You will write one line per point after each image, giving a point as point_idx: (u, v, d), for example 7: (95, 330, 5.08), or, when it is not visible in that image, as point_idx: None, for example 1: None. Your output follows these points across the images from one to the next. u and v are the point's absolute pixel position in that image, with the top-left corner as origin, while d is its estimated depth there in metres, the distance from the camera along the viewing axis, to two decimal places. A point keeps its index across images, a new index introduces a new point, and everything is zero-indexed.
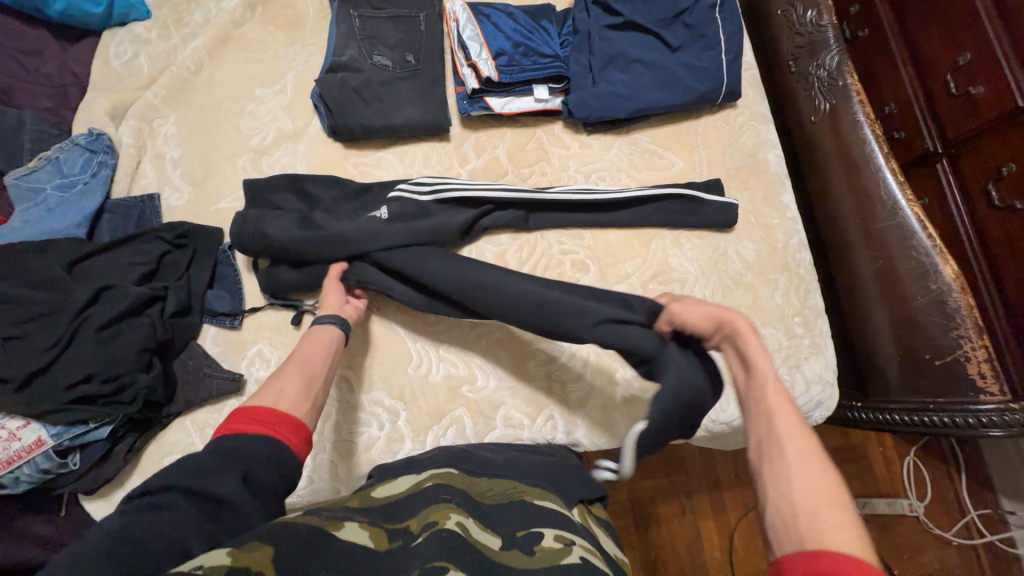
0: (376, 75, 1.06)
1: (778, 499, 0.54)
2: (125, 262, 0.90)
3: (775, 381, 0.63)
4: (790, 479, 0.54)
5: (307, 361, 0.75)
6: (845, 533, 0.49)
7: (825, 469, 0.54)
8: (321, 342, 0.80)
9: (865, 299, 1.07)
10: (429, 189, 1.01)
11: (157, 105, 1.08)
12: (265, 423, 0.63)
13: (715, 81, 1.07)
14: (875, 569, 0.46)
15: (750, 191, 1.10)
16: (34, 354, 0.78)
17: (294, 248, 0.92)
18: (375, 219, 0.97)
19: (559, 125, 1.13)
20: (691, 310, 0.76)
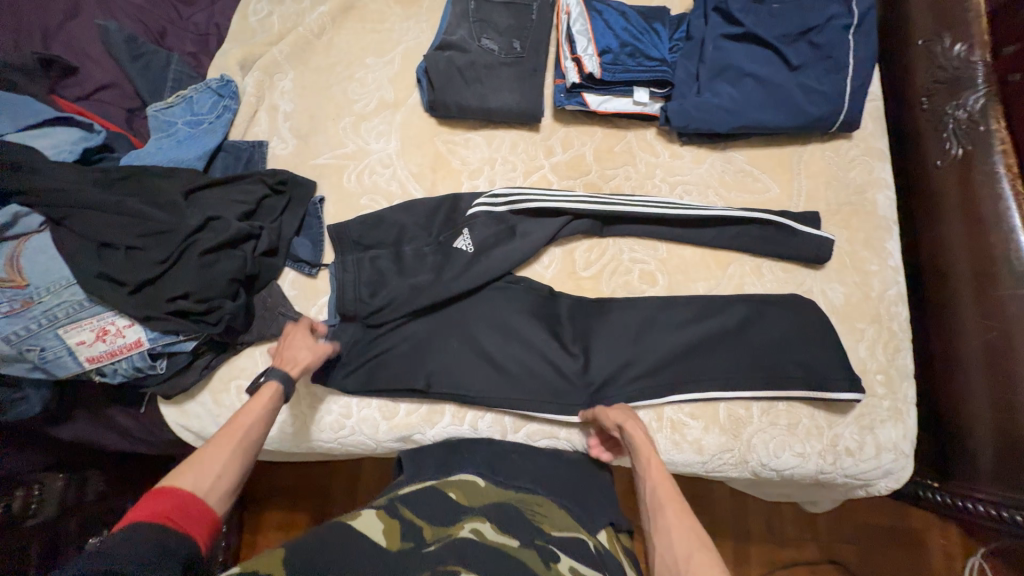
0: (481, 58, 1.07)
1: (667, 556, 0.66)
2: (230, 198, 0.99)
3: (657, 465, 0.77)
4: (669, 538, 0.67)
5: (242, 443, 0.72)
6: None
7: (691, 533, 0.67)
8: (259, 425, 0.76)
9: (962, 371, 0.96)
10: (509, 198, 1.03)
11: (280, 61, 1.17)
12: (173, 508, 0.60)
13: (833, 108, 0.99)
14: None
15: (850, 230, 1.01)
16: (148, 265, 0.87)
17: (385, 293, 0.98)
18: (462, 254, 1.01)
19: (652, 131, 1.10)
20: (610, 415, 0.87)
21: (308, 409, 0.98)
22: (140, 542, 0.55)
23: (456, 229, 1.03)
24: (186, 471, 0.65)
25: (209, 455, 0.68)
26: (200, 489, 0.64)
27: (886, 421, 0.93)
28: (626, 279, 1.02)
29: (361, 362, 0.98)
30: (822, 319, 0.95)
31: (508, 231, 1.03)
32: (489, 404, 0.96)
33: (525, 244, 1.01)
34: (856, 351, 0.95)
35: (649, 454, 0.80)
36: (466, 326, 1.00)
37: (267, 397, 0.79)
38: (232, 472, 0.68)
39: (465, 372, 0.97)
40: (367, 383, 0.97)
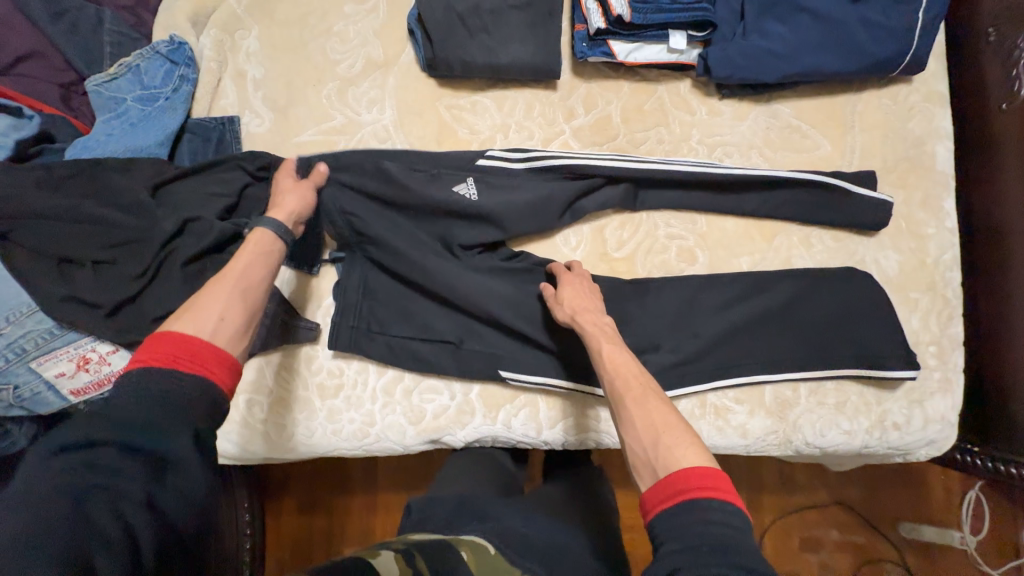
0: (486, 1, 0.89)
1: (635, 441, 0.63)
2: (206, 192, 0.84)
3: (615, 348, 0.73)
4: (634, 421, 0.64)
5: (240, 281, 0.68)
6: (686, 448, 0.59)
7: (656, 409, 0.64)
8: (259, 267, 0.71)
9: (1009, 334, 0.91)
10: (526, 156, 0.90)
11: (240, 14, 0.97)
12: (176, 349, 0.57)
13: (899, 48, 0.86)
14: (710, 468, 0.56)
15: (907, 190, 0.91)
16: (124, 282, 0.74)
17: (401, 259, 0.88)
18: (465, 202, 0.88)
19: (686, 84, 0.96)
20: (574, 291, 0.83)
21: (327, 420, 0.91)
22: (145, 399, 0.53)
23: (461, 175, 0.90)
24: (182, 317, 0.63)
25: (205, 301, 0.65)
26: (203, 329, 0.61)
27: (935, 393, 0.89)
28: (663, 258, 0.93)
29: (375, 342, 0.89)
30: (877, 292, 0.88)
31: (522, 186, 0.90)
32: (517, 380, 0.89)
33: (544, 214, 0.90)
34: (908, 323, 0.89)
35: (604, 340, 0.74)
36: (484, 287, 0.89)
37: (261, 245, 0.73)
38: (238, 307, 0.66)
39: (489, 340, 0.91)
40: (383, 359, 0.90)
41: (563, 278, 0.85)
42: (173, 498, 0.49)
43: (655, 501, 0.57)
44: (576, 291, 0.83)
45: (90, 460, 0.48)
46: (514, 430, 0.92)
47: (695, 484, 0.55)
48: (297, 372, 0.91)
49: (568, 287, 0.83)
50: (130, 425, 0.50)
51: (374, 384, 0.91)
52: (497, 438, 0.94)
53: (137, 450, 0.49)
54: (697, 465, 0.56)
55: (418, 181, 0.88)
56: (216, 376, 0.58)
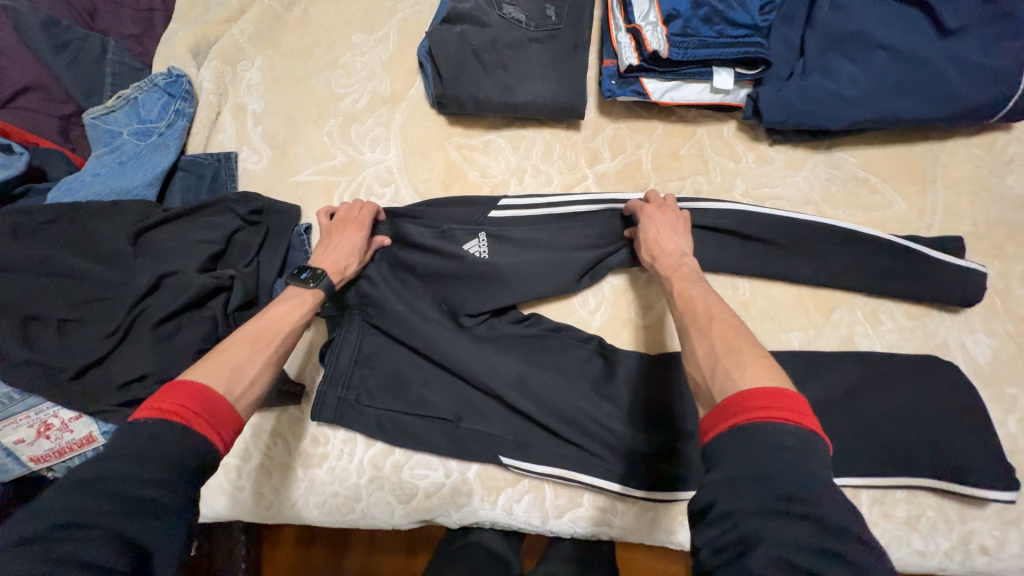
0: (504, 33, 0.80)
1: (693, 368, 0.56)
2: (191, 239, 0.77)
3: (694, 284, 0.64)
4: (697, 346, 0.57)
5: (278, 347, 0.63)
6: (749, 372, 0.49)
7: (726, 335, 0.55)
8: (292, 332, 0.66)
9: None
10: (545, 210, 0.81)
11: (243, 44, 0.91)
12: (204, 412, 0.50)
13: (1001, 93, 0.71)
14: (770, 390, 0.46)
15: (1003, 260, 0.75)
16: (91, 343, 0.67)
17: (399, 326, 0.80)
18: (473, 262, 0.78)
19: (730, 127, 0.83)
20: (651, 221, 0.73)
21: (310, 490, 0.82)
22: (152, 466, 0.45)
23: (471, 228, 0.80)
24: (206, 367, 0.56)
25: (236, 356, 0.59)
26: (232, 393, 0.55)
27: None
28: None
29: (363, 416, 0.80)
30: (964, 386, 0.72)
31: (537, 243, 0.80)
32: (522, 469, 0.78)
33: (559, 273, 0.79)
34: (1002, 425, 0.73)
35: (683, 278, 0.66)
36: (494, 361, 0.79)
37: (306, 306, 0.69)
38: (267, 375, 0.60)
39: (490, 420, 0.79)
40: (369, 434, 0.80)
41: (643, 216, 0.74)
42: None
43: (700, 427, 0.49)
44: (664, 225, 0.72)
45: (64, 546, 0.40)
46: (516, 517, 0.80)
47: (754, 406, 0.46)
48: (282, 437, 0.82)
49: (648, 223, 0.73)
50: (127, 504, 0.43)
51: (361, 456, 0.82)
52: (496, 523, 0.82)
53: (128, 540, 0.42)
54: (754, 386, 0.47)
55: (422, 232, 0.79)
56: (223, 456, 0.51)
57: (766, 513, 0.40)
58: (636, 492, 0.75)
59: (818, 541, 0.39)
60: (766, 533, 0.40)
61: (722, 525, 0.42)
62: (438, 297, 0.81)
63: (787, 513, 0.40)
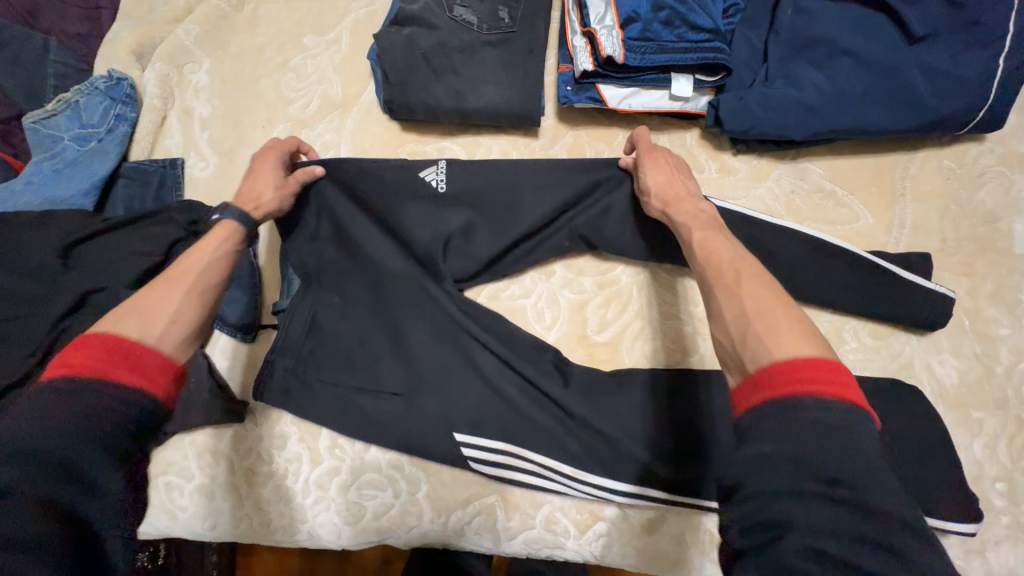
0: (454, 36, 0.76)
1: (722, 329, 0.52)
2: (126, 251, 0.74)
3: (712, 234, 0.59)
4: (727, 301, 0.52)
5: (200, 286, 0.59)
6: (792, 338, 0.46)
7: (761, 289, 0.51)
8: (220, 261, 0.62)
9: None
10: (507, 163, 0.75)
11: (189, 46, 0.87)
12: (116, 360, 0.49)
13: (969, 103, 0.67)
14: (818, 360, 0.44)
15: (972, 277, 0.72)
16: (12, 363, 0.64)
17: (354, 288, 0.77)
18: (431, 193, 0.75)
19: (694, 134, 0.80)
20: (656, 164, 0.68)
21: (255, 510, 0.79)
22: (61, 425, 0.43)
23: (431, 162, 0.76)
24: (121, 313, 0.54)
25: (153, 298, 0.56)
26: (148, 334, 0.52)
27: (1003, 543, 0.69)
28: (655, 343, 0.78)
29: (302, 385, 0.75)
30: (926, 410, 0.69)
31: (495, 195, 0.75)
32: (476, 465, 0.74)
33: (520, 227, 0.75)
34: (967, 449, 0.70)
35: (698, 227, 0.60)
36: (445, 330, 0.76)
37: (220, 237, 0.64)
38: (192, 310, 0.57)
39: (438, 398, 0.74)
40: (307, 416, 0.75)
41: (644, 157, 0.69)
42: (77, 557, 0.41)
43: (742, 395, 0.46)
44: (664, 174, 0.68)
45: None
46: (467, 538, 0.78)
47: (796, 377, 0.44)
48: (226, 454, 0.79)
49: (648, 169, 0.68)
50: (41, 458, 0.42)
51: (307, 476, 0.79)
52: (448, 544, 0.80)
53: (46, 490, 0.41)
54: (810, 359, 0.44)
55: (379, 180, 0.75)
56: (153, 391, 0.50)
57: (792, 497, 0.39)
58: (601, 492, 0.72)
59: (859, 529, 0.38)
60: (801, 519, 0.38)
61: (751, 506, 0.40)
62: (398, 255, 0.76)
63: (822, 494, 0.39)
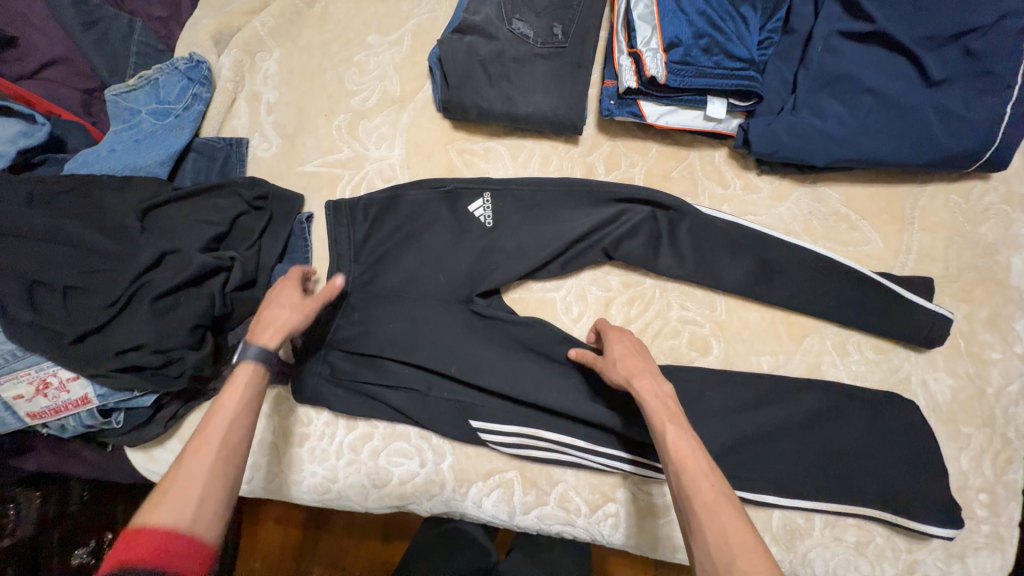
0: (511, 47, 0.83)
1: (702, 554, 0.52)
2: (197, 219, 0.81)
3: (684, 433, 0.59)
4: (705, 519, 0.53)
5: (224, 443, 0.59)
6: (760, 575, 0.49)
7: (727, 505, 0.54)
8: (245, 407, 0.63)
9: None
10: (554, 186, 0.81)
11: (263, 36, 0.95)
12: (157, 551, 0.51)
13: (977, 144, 0.74)
14: None
15: (970, 304, 0.79)
16: (93, 311, 0.72)
17: (397, 281, 0.82)
18: (477, 225, 0.82)
19: (722, 153, 0.87)
20: (617, 342, 0.72)
21: (290, 468, 0.85)
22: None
23: (476, 189, 0.82)
24: (154, 501, 0.54)
25: (184, 474, 0.56)
26: (184, 521, 0.53)
27: (980, 549, 0.75)
28: (672, 343, 0.83)
29: (337, 387, 0.82)
30: (918, 421, 0.76)
31: (538, 209, 0.82)
32: (496, 446, 0.81)
33: (554, 244, 0.80)
34: (955, 461, 0.77)
35: (674, 431, 0.59)
36: (476, 333, 0.82)
37: (247, 386, 0.64)
38: (221, 477, 0.57)
39: (465, 391, 0.81)
40: (343, 411, 0.83)
41: (608, 339, 0.72)
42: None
43: None
44: (625, 350, 0.70)
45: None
46: (485, 510, 0.84)
47: None
48: (269, 415, 0.86)
49: (614, 342, 0.72)
50: None
51: (341, 440, 0.85)
52: (465, 514, 0.86)
53: None
54: None
55: (424, 207, 0.83)
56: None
57: None
58: (616, 465, 0.79)
59: None
60: None
61: None
62: (436, 266, 0.82)
63: None
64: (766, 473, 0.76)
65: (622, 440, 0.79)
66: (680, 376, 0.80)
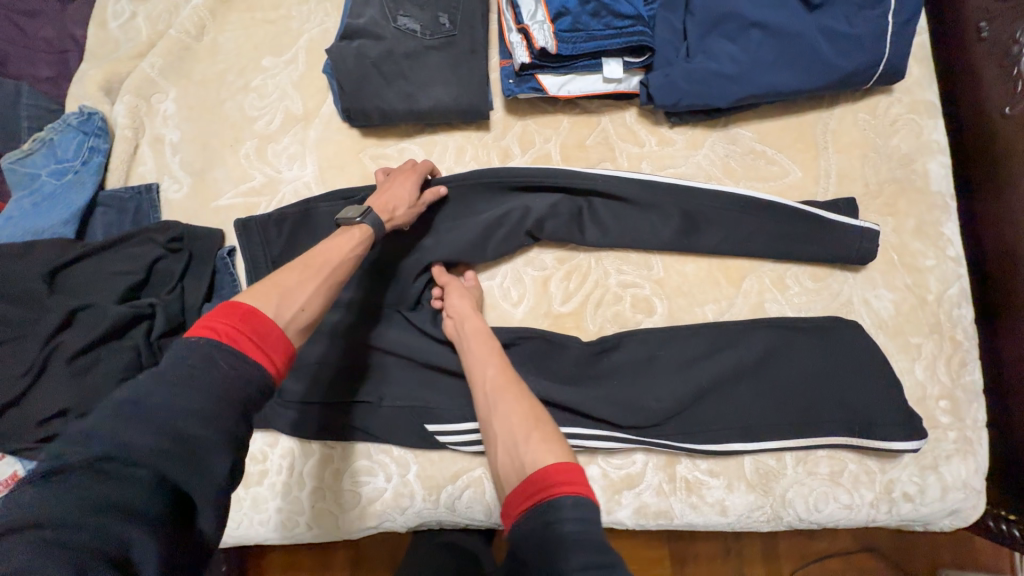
0: (400, 44, 0.82)
1: (504, 446, 0.58)
2: (111, 271, 0.79)
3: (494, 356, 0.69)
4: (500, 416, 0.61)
5: (329, 277, 0.65)
6: (545, 444, 0.56)
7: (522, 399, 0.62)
8: (347, 259, 0.68)
9: None
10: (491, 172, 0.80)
11: (155, 78, 0.92)
12: (250, 334, 0.54)
13: (868, 59, 0.75)
14: (566, 463, 0.53)
15: (896, 217, 0.79)
16: (9, 382, 0.69)
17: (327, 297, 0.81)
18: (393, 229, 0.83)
19: (632, 113, 0.86)
20: (456, 298, 0.79)
21: (253, 509, 0.82)
22: (191, 397, 0.48)
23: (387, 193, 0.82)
24: (259, 291, 0.59)
25: (292, 285, 0.61)
26: (280, 318, 0.58)
27: (951, 456, 0.75)
28: (615, 309, 0.82)
29: (288, 411, 0.82)
30: (866, 341, 0.75)
31: (453, 204, 0.83)
32: (456, 446, 0.80)
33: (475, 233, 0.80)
34: (910, 373, 0.76)
35: (481, 358, 0.69)
36: (414, 335, 0.82)
37: (356, 239, 0.70)
38: (318, 299, 0.63)
39: (415, 395, 0.81)
40: (296, 435, 0.82)
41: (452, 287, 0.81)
42: (184, 553, 0.45)
43: (521, 500, 0.52)
44: (458, 296, 0.79)
45: (53, 537, 0.40)
46: (460, 513, 0.81)
47: (556, 479, 0.51)
48: None
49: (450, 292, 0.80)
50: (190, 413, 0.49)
51: (301, 470, 0.82)
52: (443, 521, 0.83)
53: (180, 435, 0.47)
54: (554, 460, 0.53)
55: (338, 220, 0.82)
56: (262, 363, 0.53)
57: (576, 503, 0.49)
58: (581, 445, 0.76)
59: None
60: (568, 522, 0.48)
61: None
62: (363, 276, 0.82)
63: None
64: (728, 421, 0.75)
65: (579, 418, 0.77)
66: (627, 342, 0.80)
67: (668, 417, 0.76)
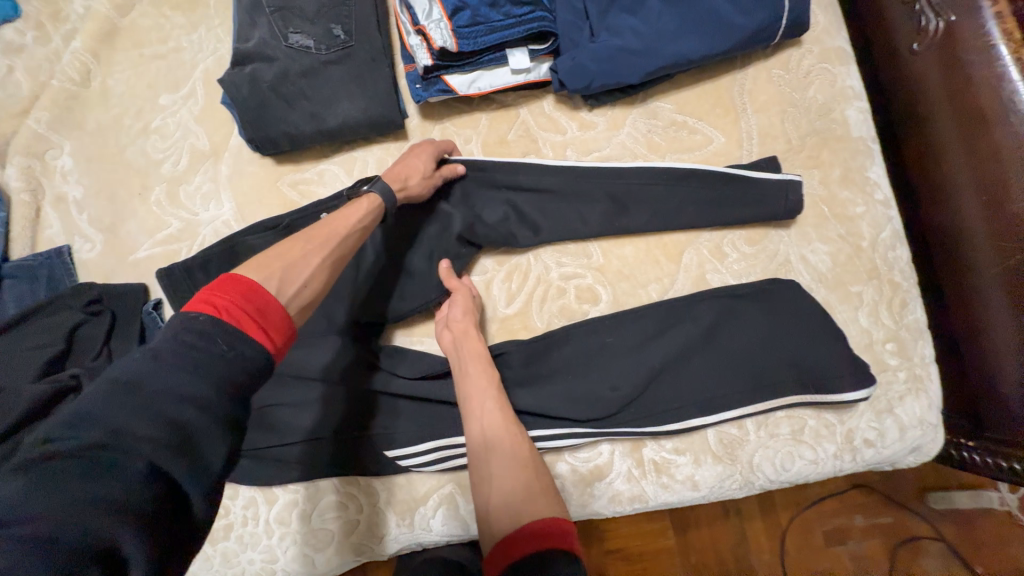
0: (296, 63, 0.78)
1: (495, 492, 0.60)
2: (26, 347, 0.74)
3: (489, 389, 0.69)
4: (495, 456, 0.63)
5: (334, 251, 0.63)
6: (536, 498, 0.58)
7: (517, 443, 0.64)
8: (354, 232, 0.66)
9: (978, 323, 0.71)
10: None
11: (45, 134, 0.87)
12: (247, 310, 0.51)
13: (769, 14, 0.74)
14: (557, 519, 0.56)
15: (822, 168, 0.79)
16: None
17: None
18: None
19: (549, 101, 0.84)
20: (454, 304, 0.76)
21: (224, 565, 0.79)
22: (191, 375, 0.45)
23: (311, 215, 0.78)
24: (263, 263, 0.57)
25: (296, 259, 0.59)
26: (283, 295, 0.55)
27: (905, 396, 0.76)
28: (561, 303, 0.81)
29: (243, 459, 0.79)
30: (807, 297, 0.76)
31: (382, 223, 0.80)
32: (420, 467, 0.78)
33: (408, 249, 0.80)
34: (854, 321, 0.77)
35: (480, 394, 0.68)
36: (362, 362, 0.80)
37: (364, 209, 0.68)
38: (317, 276, 0.60)
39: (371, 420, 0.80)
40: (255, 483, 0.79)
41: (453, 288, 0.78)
42: (172, 548, 0.42)
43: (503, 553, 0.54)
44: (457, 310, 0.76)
45: (36, 533, 0.36)
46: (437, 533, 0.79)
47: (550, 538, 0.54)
48: None
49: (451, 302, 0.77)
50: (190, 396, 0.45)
51: (267, 516, 0.80)
52: (423, 543, 0.81)
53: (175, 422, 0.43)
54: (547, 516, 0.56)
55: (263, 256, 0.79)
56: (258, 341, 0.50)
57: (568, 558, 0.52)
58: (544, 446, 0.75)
59: None
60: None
61: None
62: None
63: None
64: (686, 397, 0.75)
65: (538, 418, 0.76)
66: (575, 336, 0.78)
67: (626, 404, 0.75)
